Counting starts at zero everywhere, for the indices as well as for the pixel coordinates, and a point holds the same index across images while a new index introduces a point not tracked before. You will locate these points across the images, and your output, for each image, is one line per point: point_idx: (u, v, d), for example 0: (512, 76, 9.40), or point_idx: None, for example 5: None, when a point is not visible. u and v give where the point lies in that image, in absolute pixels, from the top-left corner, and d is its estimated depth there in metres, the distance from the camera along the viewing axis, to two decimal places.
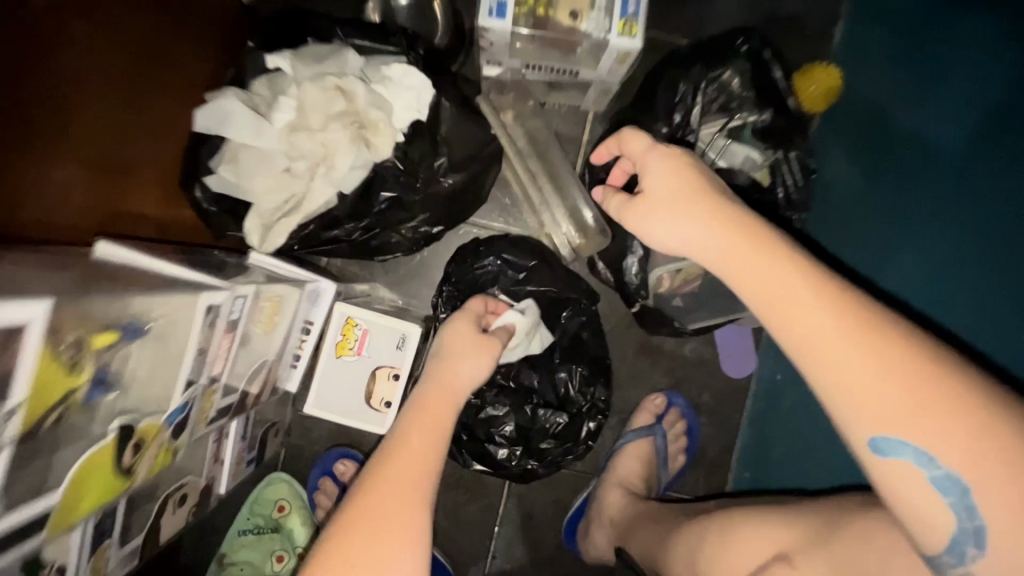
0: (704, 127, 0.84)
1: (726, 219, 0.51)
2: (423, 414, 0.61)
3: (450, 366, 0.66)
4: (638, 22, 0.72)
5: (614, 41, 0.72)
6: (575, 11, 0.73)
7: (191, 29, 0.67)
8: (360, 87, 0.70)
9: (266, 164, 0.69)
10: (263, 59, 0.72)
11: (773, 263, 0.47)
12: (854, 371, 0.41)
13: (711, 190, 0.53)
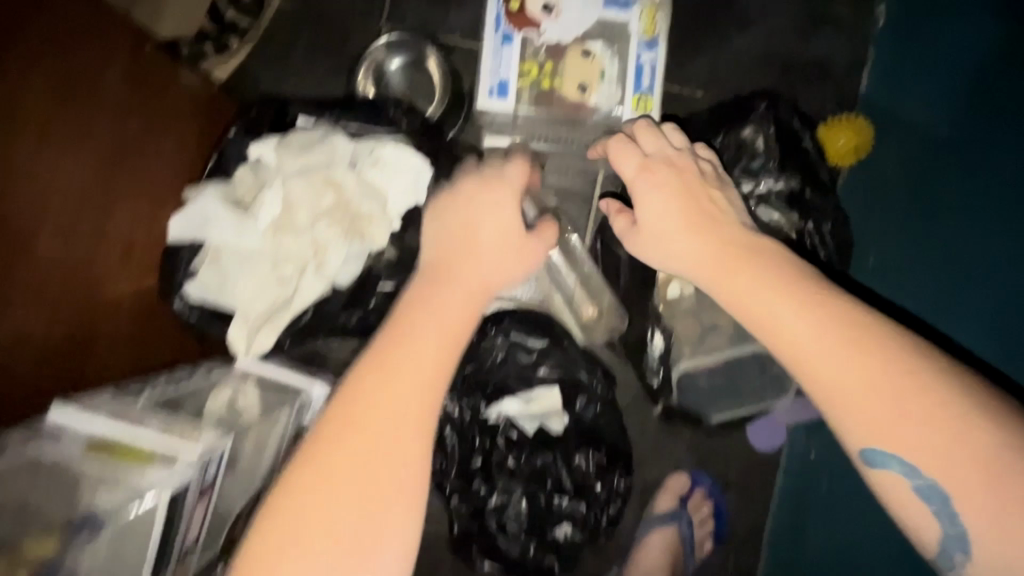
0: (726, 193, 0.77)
1: (716, 238, 0.54)
2: (445, 273, 0.52)
3: (495, 185, 0.56)
4: (650, 97, 0.77)
5: (624, 112, 0.77)
6: (584, 85, 0.78)
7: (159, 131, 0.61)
8: (354, 178, 0.65)
9: (248, 269, 0.63)
10: (247, 151, 0.66)
11: (756, 279, 0.50)
12: (824, 370, 0.45)
13: (706, 213, 0.55)
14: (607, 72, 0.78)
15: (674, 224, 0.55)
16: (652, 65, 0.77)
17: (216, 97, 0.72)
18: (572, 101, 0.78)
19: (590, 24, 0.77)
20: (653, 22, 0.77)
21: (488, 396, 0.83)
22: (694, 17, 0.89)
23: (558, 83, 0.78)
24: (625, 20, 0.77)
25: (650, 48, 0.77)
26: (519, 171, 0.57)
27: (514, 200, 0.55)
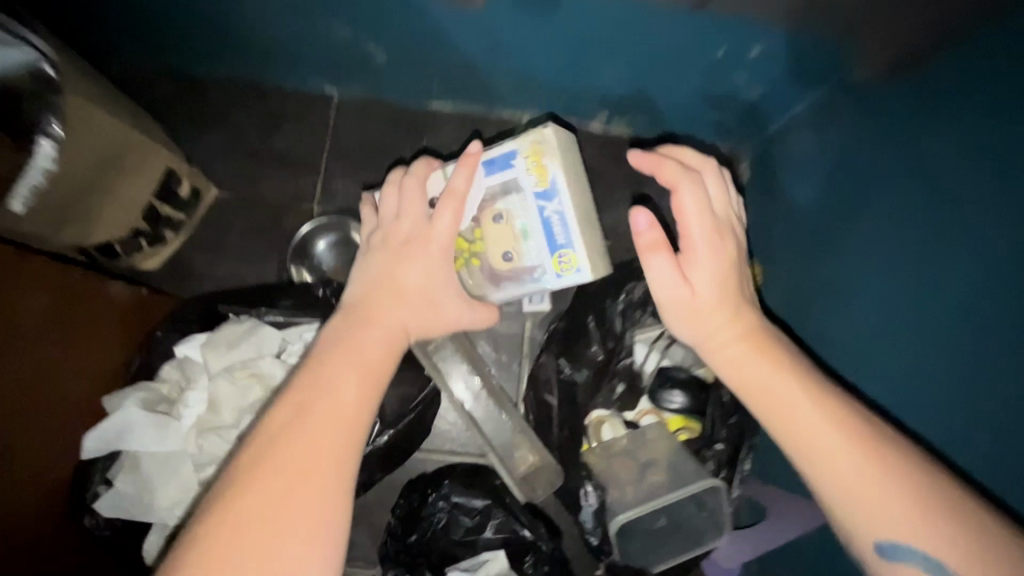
0: (640, 336, 0.86)
1: (740, 327, 0.58)
2: (346, 350, 0.55)
3: (423, 242, 0.63)
4: (573, 254, 0.67)
5: (553, 281, 0.69)
6: (507, 253, 0.69)
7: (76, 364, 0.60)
8: (279, 368, 0.67)
9: (169, 475, 0.62)
10: (176, 351, 0.67)
11: (770, 365, 0.55)
12: (855, 486, 0.47)
13: (739, 295, 0.59)
14: (522, 235, 0.68)
15: (714, 284, 0.58)
16: (558, 215, 0.66)
17: (156, 302, 0.74)
18: (500, 273, 0.70)
19: (480, 194, 0.67)
20: (545, 167, 0.66)
21: (432, 564, 0.80)
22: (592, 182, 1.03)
23: (478, 258, 0.70)
24: (512, 173, 0.66)
25: (550, 196, 0.66)
26: (463, 179, 0.63)
27: (425, 254, 0.62)
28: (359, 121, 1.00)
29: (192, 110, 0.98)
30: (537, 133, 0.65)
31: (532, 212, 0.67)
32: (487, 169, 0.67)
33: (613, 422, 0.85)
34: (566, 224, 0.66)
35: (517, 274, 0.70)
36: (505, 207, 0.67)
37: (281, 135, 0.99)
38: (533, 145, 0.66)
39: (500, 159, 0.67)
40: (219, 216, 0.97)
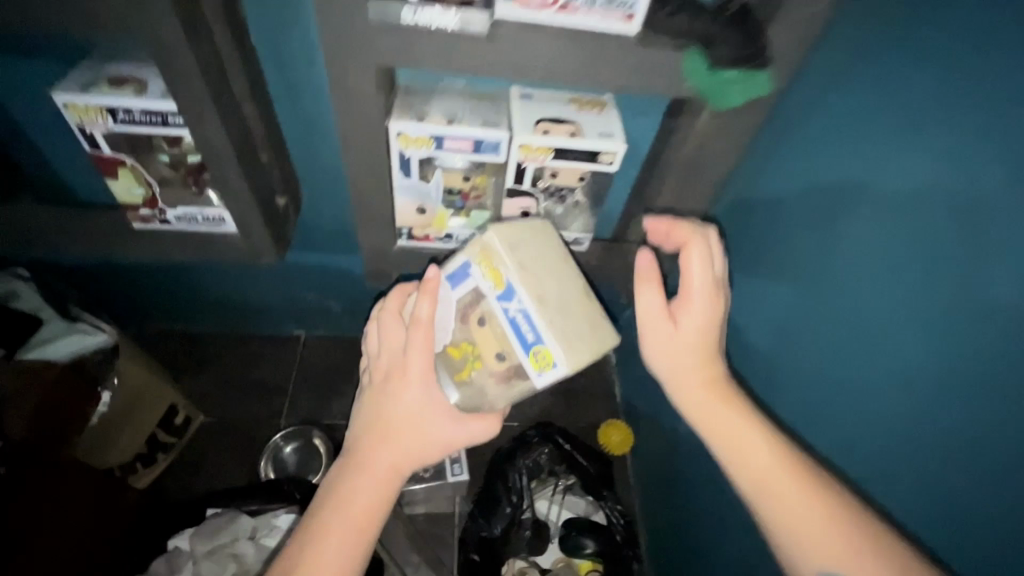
0: (539, 493, 1.12)
1: (727, 401, 0.62)
2: (348, 503, 0.62)
3: (402, 379, 0.64)
4: (546, 348, 0.59)
5: (538, 380, 0.60)
6: (499, 353, 0.61)
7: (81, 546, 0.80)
8: (251, 550, 0.87)
9: None
10: (164, 545, 0.88)
11: (754, 437, 0.59)
12: (806, 527, 0.53)
13: (716, 370, 0.64)
14: (499, 338, 0.61)
15: (700, 341, 0.64)
16: (523, 314, 0.59)
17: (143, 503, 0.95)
18: (503, 374, 0.62)
19: (455, 307, 0.63)
20: (498, 269, 0.60)
21: None
22: None
23: (478, 361, 0.63)
24: (472, 281, 0.61)
25: (510, 295, 0.60)
26: (427, 306, 0.62)
27: (408, 381, 0.64)
28: (317, 352, 1.35)
29: (190, 357, 1.29)
30: (479, 240, 0.61)
31: (499, 316, 0.60)
32: (447, 283, 0.63)
33: (537, 562, 1.07)
34: (534, 318, 0.59)
35: (513, 377, 0.62)
36: (483, 308, 0.61)
37: (256, 368, 1.31)
38: (482, 249, 0.61)
39: (459, 271, 0.63)
40: (202, 437, 1.20)
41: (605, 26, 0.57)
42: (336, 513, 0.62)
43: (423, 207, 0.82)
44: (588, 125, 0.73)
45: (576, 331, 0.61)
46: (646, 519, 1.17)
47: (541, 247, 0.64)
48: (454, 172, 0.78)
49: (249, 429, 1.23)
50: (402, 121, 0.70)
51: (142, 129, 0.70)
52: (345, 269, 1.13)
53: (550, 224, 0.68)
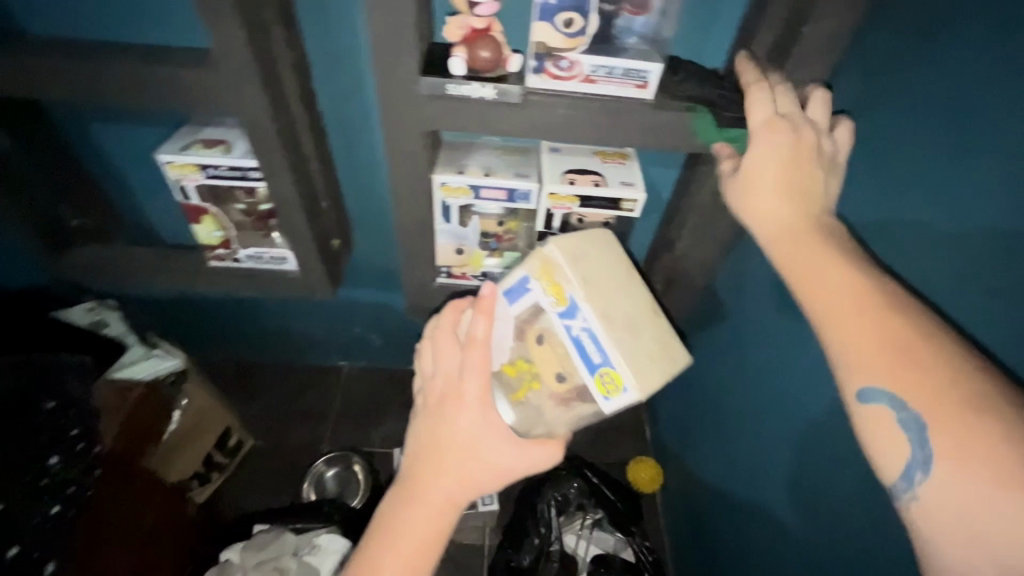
0: (568, 526, 1.13)
1: (807, 235, 0.52)
2: (411, 508, 0.64)
3: (456, 401, 0.65)
4: (613, 373, 0.62)
5: (603, 403, 0.63)
6: (562, 373, 0.65)
7: (171, 550, 0.88)
8: (293, 564, 0.91)
9: None
10: (219, 556, 0.96)
11: (834, 271, 0.49)
12: (862, 359, 0.44)
13: (806, 201, 0.54)
14: (564, 357, 0.64)
15: (771, 171, 0.55)
16: (587, 332, 0.63)
17: (210, 518, 1.03)
18: (563, 394, 0.66)
19: (515, 323, 0.66)
20: (559, 285, 0.64)
21: None
22: None
23: (537, 380, 0.66)
24: (531, 297, 0.65)
25: (573, 313, 0.63)
26: (483, 324, 0.64)
27: (465, 398, 0.64)
28: (359, 382, 1.44)
29: (244, 385, 1.40)
30: (540, 254, 0.65)
31: (561, 334, 0.64)
32: (506, 299, 0.66)
33: None
34: (597, 338, 0.62)
35: (576, 396, 0.65)
36: (545, 329, 0.65)
37: (303, 396, 1.40)
38: (542, 264, 0.65)
39: (517, 287, 0.66)
40: (251, 459, 1.29)
41: (624, 94, 0.66)
42: (384, 544, 0.64)
43: (460, 249, 0.91)
44: (612, 175, 0.81)
45: (641, 349, 0.63)
46: (675, 558, 1.17)
47: (601, 263, 0.66)
48: (490, 217, 0.87)
49: (294, 452, 1.32)
50: (445, 173, 0.80)
51: (227, 183, 0.82)
52: (389, 307, 1.23)
53: (613, 236, 0.69)
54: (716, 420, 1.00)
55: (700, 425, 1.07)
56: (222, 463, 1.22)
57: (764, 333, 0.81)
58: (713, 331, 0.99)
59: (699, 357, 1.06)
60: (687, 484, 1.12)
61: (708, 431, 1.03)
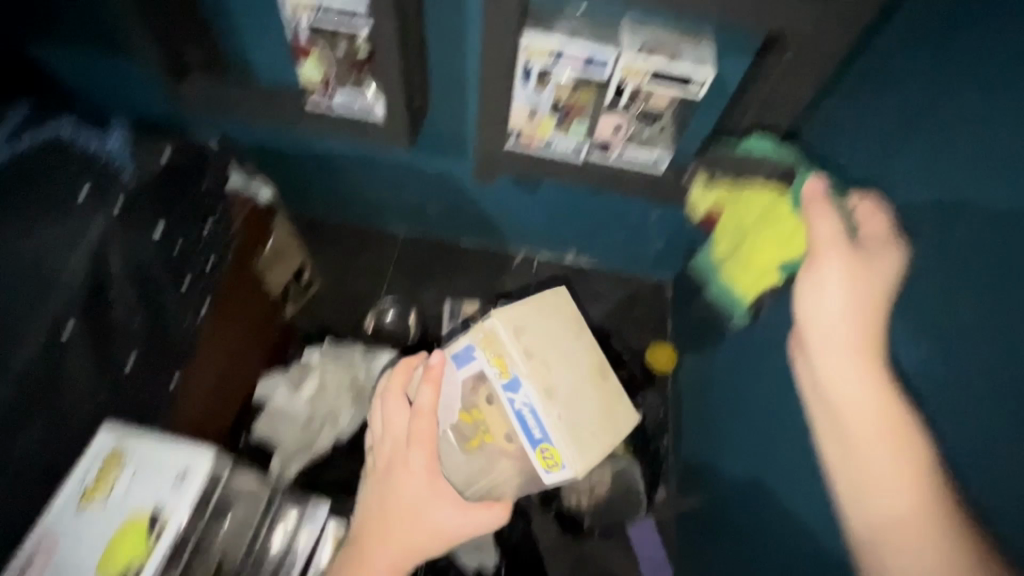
0: None
1: (860, 352, 0.64)
2: (390, 527, 0.78)
3: (404, 467, 0.81)
4: (552, 447, 0.86)
5: (544, 472, 0.88)
6: (507, 434, 0.89)
7: (265, 338, 1.09)
8: (362, 370, 1.10)
9: (288, 421, 1.04)
10: (302, 355, 1.13)
11: (858, 382, 0.62)
12: (906, 526, 0.54)
13: (871, 295, 0.65)
14: (511, 427, 0.88)
15: (843, 304, 0.65)
16: (528, 406, 0.87)
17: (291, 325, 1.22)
18: (510, 452, 0.89)
19: (458, 383, 0.90)
20: (502, 359, 0.88)
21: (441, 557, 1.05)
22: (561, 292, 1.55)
23: (488, 436, 0.89)
24: (477, 364, 0.88)
25: (516, 389, 0.87)
26: (429, 395, 0.82)
27: (421, 453, 0.81)
28: (415, 246, 1.58)
29: (313, 236, 1.56)
30: (480, 330, 0.89)
31: (507, 406, 0.88)
32: (454, 364, 0.90)
33: None
34: (536, 406, 0.86)
35: (521, 455, 0.89)
36: (495, 404, 0.89)
37: (364, 252, 1.56)
38: (483, 337, 0.89)
39: (463, 355, 0.89)
40: (318, 297, 1.48)
41: None
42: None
43: (532, 112, 0.99)
44: (686, 54, 0.86)
45: (580, 428, 0.88)
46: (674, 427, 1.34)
47: (541, 327, 0.93)
48: (565, 86, 0.94)
49: (354, 297, 1.50)
50: (532, 34, 0.86)
51: (333, 23, 0.91)
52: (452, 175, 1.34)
53: (560, 298, 0.99)
54: None
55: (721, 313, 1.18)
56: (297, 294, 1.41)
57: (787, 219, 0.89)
58: None
59: None
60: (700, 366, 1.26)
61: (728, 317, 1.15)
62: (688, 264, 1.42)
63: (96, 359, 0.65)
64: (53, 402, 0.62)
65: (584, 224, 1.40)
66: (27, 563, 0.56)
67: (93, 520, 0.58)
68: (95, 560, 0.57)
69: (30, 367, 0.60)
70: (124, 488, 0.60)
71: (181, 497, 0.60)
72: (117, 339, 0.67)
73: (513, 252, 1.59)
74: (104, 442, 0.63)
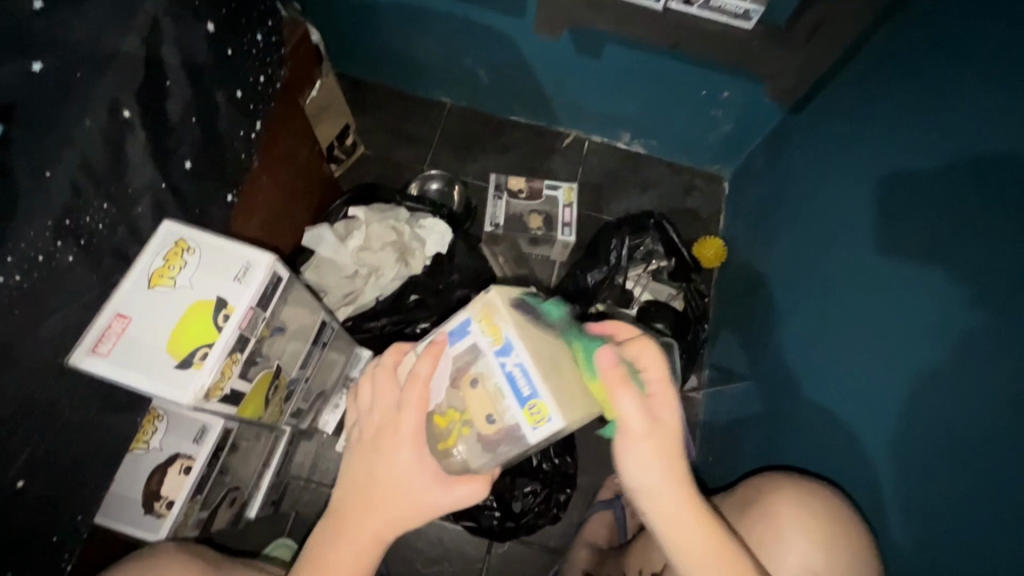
0: (632, 269, 1.26)
1: (703, 523, 0.60)
2: (377, 493, 0.60)
3: (393, 438, 0.60)
4: (551, 408, 0.55)
5: (539, 434, 0.56)
6: (491, 414, 0.58)
7: (310, 189, 1.07)
8: (408, 230, 1.08)
9: (333, 270, 1.04)
10: (347, 210, 1.10)
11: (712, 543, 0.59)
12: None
13: (678, 475, 0.61)
14: (496, 405, 0.58)
15: (657, 466, 0.59)
16: (521, 370, 0.57)
17: (333, 182, 1.20)
18: (489, 438, 0.59)
19: (449, 366, 0.61)
20: (496, 325, 0.59)
21: None
22: (611, 178, 1.48)
23: (466, 426, 0.60)
24: (470, 339, 0.60)
25: (508, 350, 0.58)
26: (428, 365, 0.60)
27: (417, 405, 0.60)
28: (461, 118, 1.50)
29: (357, 100, 1.49)
30: (482, 298, 0.60)
31: (494, 371, 0.58)
32: (446, 338, 0.61)
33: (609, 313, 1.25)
34: (531, 372, 0.57)
35: (503, 435, 0.58)
36: (482, 378, 0.59)
37: (409, 122, 1.49)
38: (483, 308, 0.60)
39: (456, 328, 0.61)
40: (361, 163, 1.45)
41: None
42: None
43: None
44: None
45: (575, 388, 0.58)
46: (715, 321, 1.31)
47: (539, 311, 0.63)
48: None
49: (398, 167, 1.46)
50: None
51: None
52: (509, 37, 1.22)
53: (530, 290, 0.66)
54: (816, 191, 1.02)
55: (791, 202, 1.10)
56: (342, 156, 1.37)
57: (928, 95, 0.78)
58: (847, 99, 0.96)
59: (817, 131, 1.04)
60: (754, 260, 1.20)
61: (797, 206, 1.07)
62: (753, 153, 1.33)
63: (152, 145, 0.57)
64: (114, 185, 0.53)
65: (647, 100, 1.29)
66: (97, 336, 0.50)
67: (160, 301, 0.52)
68: (163, 339, 0.51)
69: (87, 141, 0.50)
70: (189, 279, 0.54)
71: (244, 292, 0.54)
72: (174, 133, 0.59)
73: (563, 132, 1.50)
74: (169, 233, 0.56)
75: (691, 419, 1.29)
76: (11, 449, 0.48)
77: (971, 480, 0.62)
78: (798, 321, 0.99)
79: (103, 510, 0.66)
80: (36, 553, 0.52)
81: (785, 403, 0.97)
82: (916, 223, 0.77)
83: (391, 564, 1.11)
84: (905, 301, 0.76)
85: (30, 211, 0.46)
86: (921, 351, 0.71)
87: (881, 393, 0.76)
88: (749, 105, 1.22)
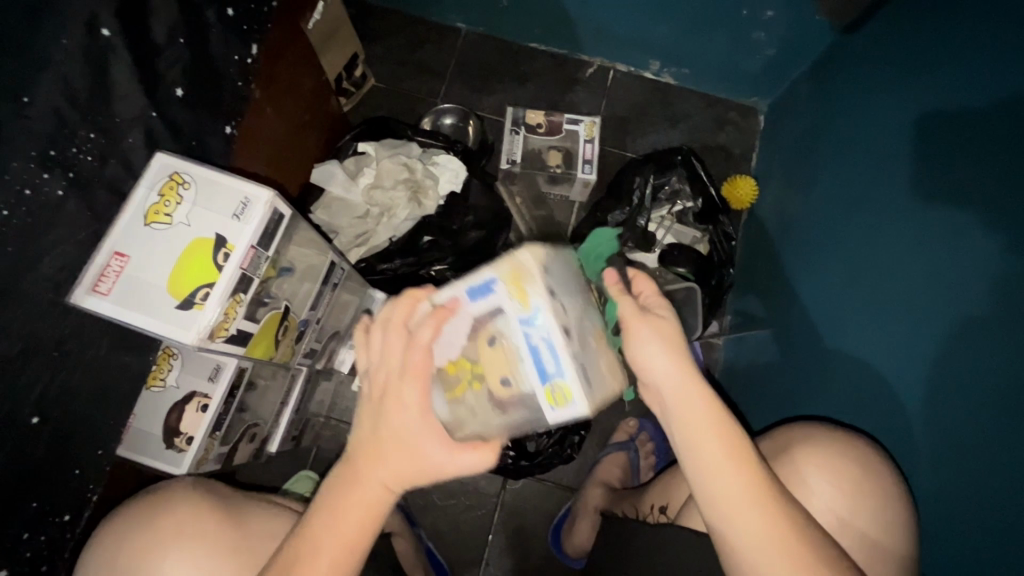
0: (655, 210, 1.19)
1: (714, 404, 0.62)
2: (383, 444, 0.57)
3: (398, 385, 0.57)
4: (567, 384, 0.60)
5: (551, 409, 0.61)
6: (503, 376, 0.62)
7: (319, 122, 1.02)
8: (420, 166, 1.02)
9: (342, 208, 1.00)
10: (356, 146, 1.06)
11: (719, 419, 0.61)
12: (761, 538, 0.55)
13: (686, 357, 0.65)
14: (508, 372, 0.62)
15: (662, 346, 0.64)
16: (546, 343, 0.60)
17: (341, 115, 1.15)
18: (501, 397, 0.64)
19: (464, 322, 0.62)
20: (525, 293, 0.60)
21: None
22: (637, 112, 1.38)
23: (474, 380, 0.63)
24: (492, 299, 0.61)
25: (535, 323, 0.60)
26: (429, 331, 0.58)
27: (419, 375, 0.57)
28: (478, 45, 1.40)
29: (365, 25, 1.40)
30: (512, 258, 0.61)
31: (518, 340, 0.60)
32: (465, 298, 0.61)
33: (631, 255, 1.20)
34: (556, 349, 0.60)
35: (510, 396, 0.63)
36: (496, 343, 0.62)
37: (422, 49, 1.40)
38: (512, 270, 0.60)
39: (479, 286, 0.61)
40: (372, 95, 1.38)
41: None
42: (323, 530, 0.56)
43: None
44: None
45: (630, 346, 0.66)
46: (740, 266, 1.26)
47: (558, 277, 0.65)
48: None
49: (411, 99, 1.38)
50: None
51: None
52: None
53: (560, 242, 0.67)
54: (859, 124, 0.93)
55: (832, 136, 1.01)
56: (352, 88, 1.30)
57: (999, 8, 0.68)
58: (909, 16, 0.85)
59: (872, 55, 0.93)
60: (787, 200, 1.13)
61: (839, 141, 0.98)
62: (795, 83, 1.21)
63: (138, 69, 0.52)
64: (100, 113, 0.50)
65: (679, 21, 1.17)
66: (97, 275, 0.49)
67: (158, 238, 0.50)
68: (164, 278, 0.50)
69: (66, 62, 0.46)
70: (185, 215, 0.51)
71: (243, 229, 0.52)
72: (162, 56, 0.55)
73: (587, 61, 1.39)
74: (163, 166, 0.53)
75: (710, 365, 1.27)
76: (23, 386, 0.47)
77: (1009, 441, 0.58)
78: (827, 269, 0.93)
79: (124, 444, 0.68)
80: (61, 483, 0.54)
81: (807, 351, 0.94)
82: (969, 160, 0.68)
83: (409, 496, 1.15)
84: (952, 248, 0.68)
85: (13, 141, 0.43)
86: (965, 300, 0.65)
87: (915, 345, 0.71)
88: (794, 26, 1.10)
